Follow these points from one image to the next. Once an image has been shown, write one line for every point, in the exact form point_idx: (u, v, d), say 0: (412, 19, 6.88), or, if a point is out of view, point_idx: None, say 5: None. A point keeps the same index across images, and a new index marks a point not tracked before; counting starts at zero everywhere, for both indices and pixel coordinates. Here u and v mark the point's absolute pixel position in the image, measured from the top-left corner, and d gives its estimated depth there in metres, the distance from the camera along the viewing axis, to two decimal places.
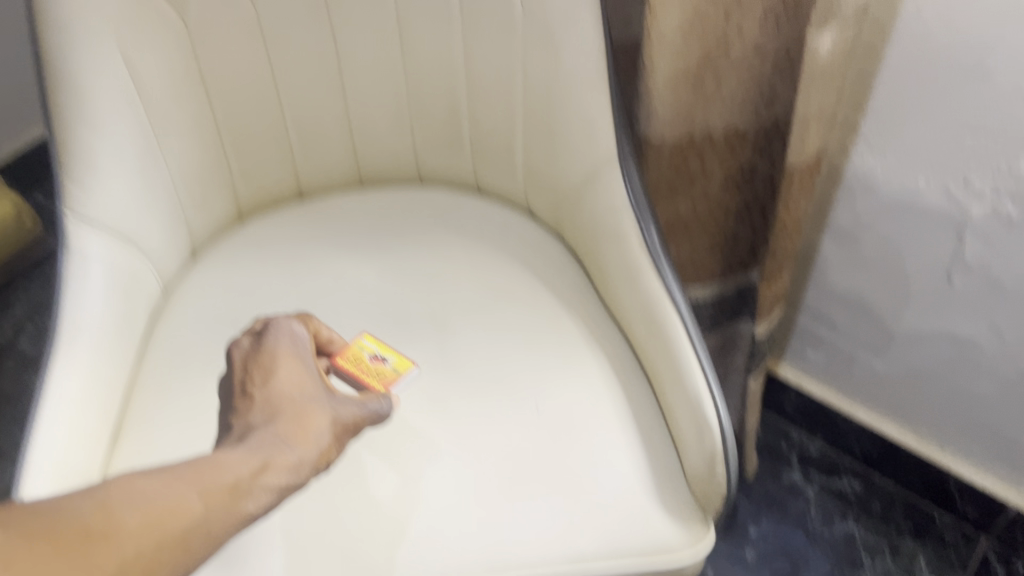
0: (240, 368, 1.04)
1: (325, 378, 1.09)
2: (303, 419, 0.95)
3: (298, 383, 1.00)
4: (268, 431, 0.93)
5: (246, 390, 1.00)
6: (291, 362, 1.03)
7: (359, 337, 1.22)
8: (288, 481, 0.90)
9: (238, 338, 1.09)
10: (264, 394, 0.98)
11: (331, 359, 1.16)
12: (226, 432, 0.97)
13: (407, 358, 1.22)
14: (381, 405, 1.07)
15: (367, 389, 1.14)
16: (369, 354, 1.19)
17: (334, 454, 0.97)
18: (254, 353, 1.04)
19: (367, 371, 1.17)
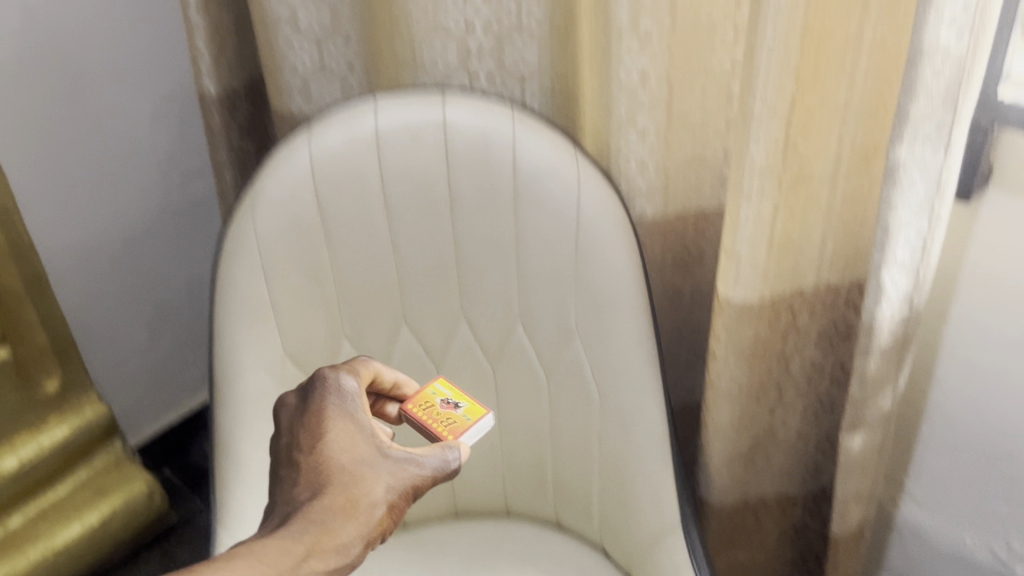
0: (287, 430, 0.99)
1: (380, 426, 1.03)
2: (351, 492, 0.92)
3: (348, 448, 0.96)
4: (313, 511, 0.89)
5: (293, 458, 0.96)
6: (340, 422, 0.98)
7: (433, 381, 1.20)
8: (337, 562, 0.87)
9: (286, 395, 1.04)
10: (313, 461, 0.94)
11: (403, 405, 1.15)
12: (276, 504, 0.94)
13: (481, 406, 1.18)
14: (441, 456, 1.01)
15: (433, 435, 1.10)
16: (440, 400, 1.16)
17: (387, 524, 0.93)
18: (301, 415, 0.99)
19: (435, 418, 1.12)
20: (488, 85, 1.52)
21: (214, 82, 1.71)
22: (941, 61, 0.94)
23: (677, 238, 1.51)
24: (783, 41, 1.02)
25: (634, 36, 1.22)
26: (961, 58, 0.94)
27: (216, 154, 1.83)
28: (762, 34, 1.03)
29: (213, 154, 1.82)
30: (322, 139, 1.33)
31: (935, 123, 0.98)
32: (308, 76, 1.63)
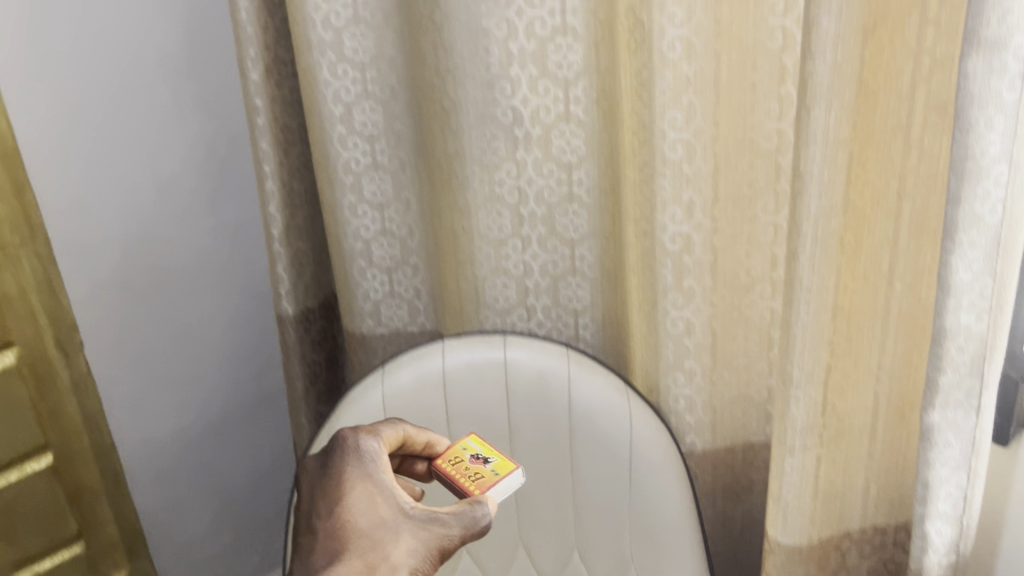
0: (304, 498, 0.84)
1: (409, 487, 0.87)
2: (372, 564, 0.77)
3: (370, 514, 0.80)
4: None
5: (309, 527, 0.81)
6: (359, 487, 0.82)
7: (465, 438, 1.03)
8: None
9: (306, 458, 0.89)
10: (330, 529, 0.79)
11: (431, 461, 0.98)
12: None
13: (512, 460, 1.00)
14: (474, 511, 0.83)
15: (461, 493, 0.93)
16: (469, 455, 0.99)
17: None
18: (318, 480, 0.84)
19: (463, 474, 0.96)
20: (544, 321, 1.31)
21: (294, 303, 1.51)
22: (968, 330, 0.84)
23: (728, 517, 1.26)
24: (821, 274, 0.88)
25: (674, 267, 1.06)
26: (985, 332, 0.84)
27: (293, 388, 1.58)
28: (798, 284, 0.89)
29: (289, 378, 1.57)
30: (393, 382, 1.15)
31: (964, 391, 0.87)
32: (380, 300, 1.44)
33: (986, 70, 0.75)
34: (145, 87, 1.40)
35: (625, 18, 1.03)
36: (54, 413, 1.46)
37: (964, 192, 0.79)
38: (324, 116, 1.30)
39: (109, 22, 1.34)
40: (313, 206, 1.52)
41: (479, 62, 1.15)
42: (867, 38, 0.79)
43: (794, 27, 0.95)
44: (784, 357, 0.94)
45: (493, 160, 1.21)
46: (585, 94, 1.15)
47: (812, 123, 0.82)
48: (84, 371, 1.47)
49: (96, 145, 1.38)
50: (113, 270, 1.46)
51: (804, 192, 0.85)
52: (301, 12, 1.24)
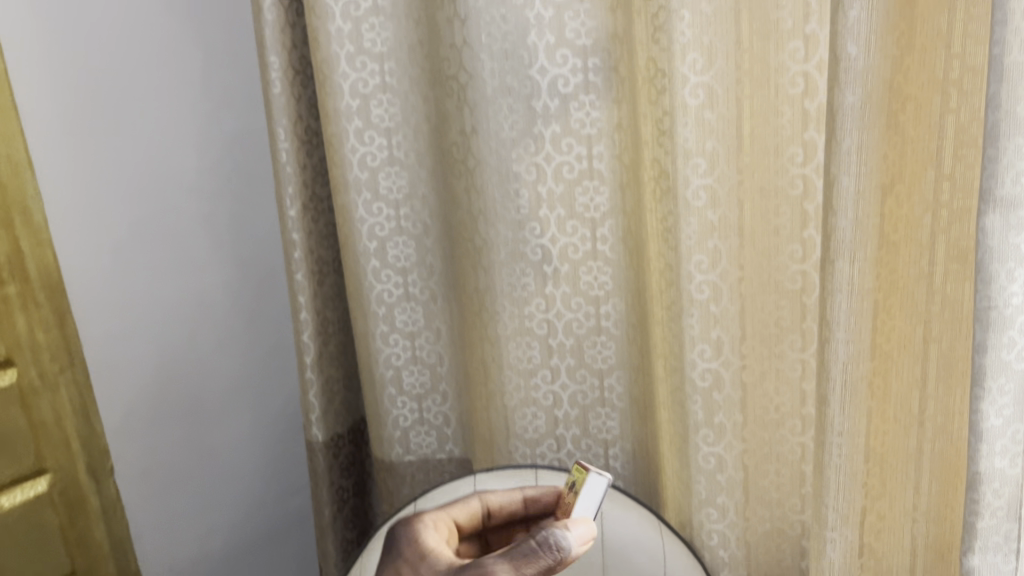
0: None
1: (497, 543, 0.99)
2: None
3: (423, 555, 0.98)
4: None
5: None
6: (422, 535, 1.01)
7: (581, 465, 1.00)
8: None
9: None
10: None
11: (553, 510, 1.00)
12: None
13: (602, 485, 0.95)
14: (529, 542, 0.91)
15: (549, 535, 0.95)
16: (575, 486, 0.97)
17: None
18: None
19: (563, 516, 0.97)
20: (574, 452, 1.29)
21: (324, 430, 1.52)
22: (1002, 474, 0.85)
23: None
24: (852, 418, 0.89)
25: (704, 404, 1.07)
26: (1019, 475, 0.85)
27: (320, 515, 1.57)
28: (829, 427, 0.90)
29: (318, 505, 1.56)
30: (423, 506, 1.04)
31: (1004, 534, 0.86)
32: (410, 428, 1.45)
33: (1004, 225, 0.77)
34: (185, 219, 1.44)
35: (650, 168, 1.08)
36: (83, 544, 1.41)
37: (989, 340, 0.81)
38: (360, 251, 1.34)
39: (156, 155, 1.39)
40: (343, 334, 1.55)
41: (510, 204, 1.19)
42: (884, 194, 0.84)
43: (814, 176, 0.99)
44: (818, 498, 0.94)
45: (523, 295, 1.24)
46: (611, 233, 1.19)
47: (836, 274, 0.85)
48: (115, 498, 1.43)
49: (139, 274, 1.40)
50: (146, 397, 1.45)
51: (831, 338, 0.87)
52: (340, 156, 1.30)
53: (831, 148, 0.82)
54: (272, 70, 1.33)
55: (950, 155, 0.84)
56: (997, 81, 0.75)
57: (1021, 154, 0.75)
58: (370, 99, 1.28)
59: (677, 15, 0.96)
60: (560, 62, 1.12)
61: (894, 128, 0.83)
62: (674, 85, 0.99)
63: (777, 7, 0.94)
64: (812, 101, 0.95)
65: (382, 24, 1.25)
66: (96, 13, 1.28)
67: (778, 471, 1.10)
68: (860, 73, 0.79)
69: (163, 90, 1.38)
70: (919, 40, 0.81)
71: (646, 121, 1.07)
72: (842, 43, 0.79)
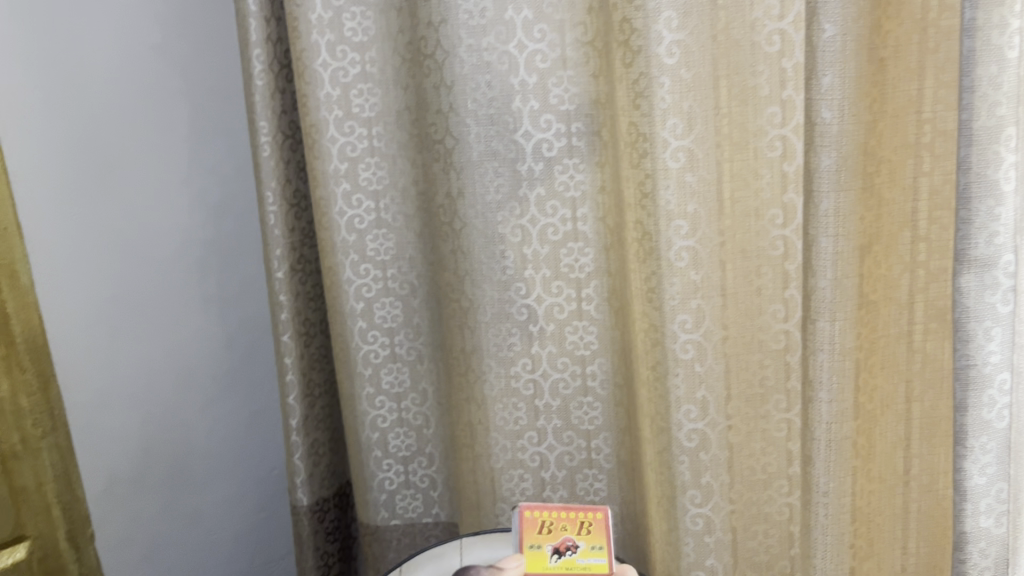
0: None
1: None
2: None
3: None
4: None
5: None
6: None
7: None
8: None
9: None
10: None
11: None
12: None
13: None
14: None
15: None
16: None
17: None
18: None
19: None
20: None
21: (308, 494, 1.50)
22: (988, 533, 0.85)
23: None
24: (838, 478, 0.89)
25: (690, 465, 1.05)
26: (1004, 535, 0.85)
27: None
28: (815, 487, 0.90)
29: (301, 571, 1.53)
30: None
31: None
32: (395, 491, 1.43)
33: (980, 285, 0.79)
34: (173, 281, 1.45)
35: (633, 231, 1.05)
36: None
37: (970, 400, 0.81)
38: (347, 312, 1.35)
39: (145, 217, 1.40)
40: (329, 396, 1.55)
41: (495, 265, 1.20)
42: (862, 255, 0.85)
43: (794, 237, 1.01)
44: (806, 559, 0.93)
45: (509, 355, 1.24)
46: (596, 293, 1.20)
47: (818, 333, 0.86)
48: (94, 566, 1.34)
49: (125, 333, 1.40)
50: (130, 461, 1.44)
51: (815, 397, 0.87)
52: (328, 219, 1.31)
53: (808, 210, 0.84)
54: (261, 134, 1.35)
55: (925, 217, 0.86)
56: (966, 145, 0.77)
57: (993, 217, 0.78)
58: (358, 163, 1.31)
59: (657, 81, 0.98)
60: (544, 127, 1.15)
61: (870, 192, 0.85)
62: (656, 149, 1.00)
63: (753, 74, 0.98)
64: (791, 163, 0.99)
65: (370, 90, 1.28)
66: (90, 81, 1.30)
67: (766, 532, 1.10)
68: (835, 138, 0.81)
69: (153, 155, 1.40)
70: (890, 105, 0.84)
71: (628, 184, 1.04)
72: (816, 109, 0.81)
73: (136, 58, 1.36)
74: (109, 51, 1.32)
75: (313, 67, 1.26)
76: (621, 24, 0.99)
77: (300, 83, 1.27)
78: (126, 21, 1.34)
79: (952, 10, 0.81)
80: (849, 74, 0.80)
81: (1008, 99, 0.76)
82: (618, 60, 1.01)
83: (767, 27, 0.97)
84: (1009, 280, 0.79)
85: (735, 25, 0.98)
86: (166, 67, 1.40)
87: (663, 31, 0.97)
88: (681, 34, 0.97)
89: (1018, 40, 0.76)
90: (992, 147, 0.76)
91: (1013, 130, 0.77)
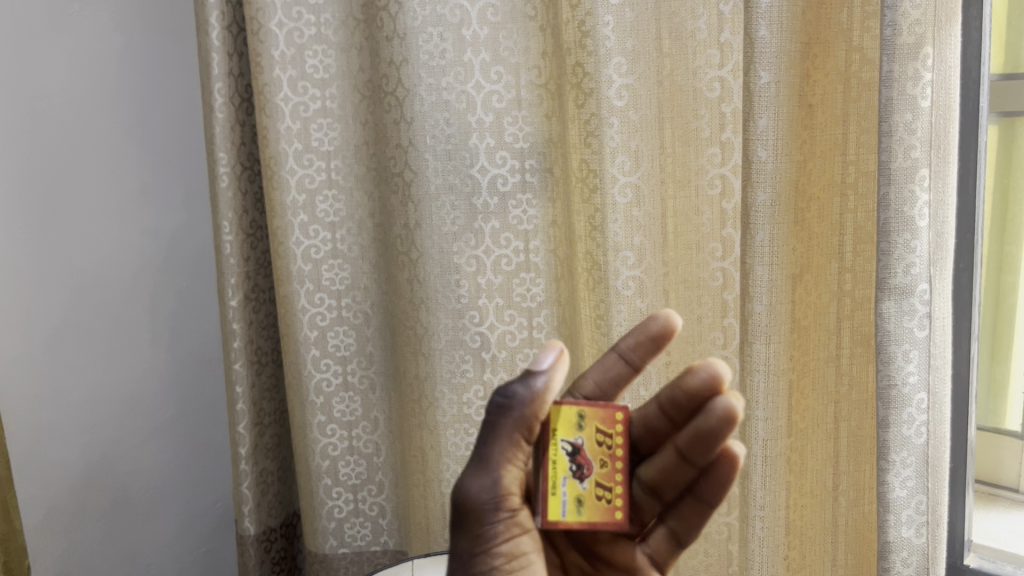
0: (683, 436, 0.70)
1: (584, 470, 0.72)
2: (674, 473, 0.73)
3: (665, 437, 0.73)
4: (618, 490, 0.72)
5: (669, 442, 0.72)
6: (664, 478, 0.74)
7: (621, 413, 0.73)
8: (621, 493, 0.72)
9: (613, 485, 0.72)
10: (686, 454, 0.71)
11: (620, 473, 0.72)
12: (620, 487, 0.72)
13: (602, 414, 0.73)
14: (525, 386, 0.68)
15: (586, 469, 0.72)
16: (574, 466, 0.72)
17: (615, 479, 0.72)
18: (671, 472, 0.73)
19: (598, 453, 0.72)
20: None
21: (255, 523, 1.49)
22: (909, 543, 0.90)
23: None
24: (773, 493, 0.95)
25: None
26: (924, 546, 0.91)
27: None
28: (753, 501, 0.96)
29: None
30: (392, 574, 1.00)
31: None
32: (344, 520, 1.43)
33: (898, 311, 0.86)
34: (123, 307, 1.46)
35: (583, 260, 1.15)
36: None
37: (891, 417, 0.88)
38: (301, 340, 1.37)
39: (92, 242, 1.40)
40: (277, 426, 1.56)
41: (450, 294, 1.25)
42: (795, 283, 0.93)
43: (733, 269, 1.05)
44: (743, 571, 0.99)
45: (461, 381, 1.28)
46: (546, 321, 1.24)
47: (755, 355, 0.93)
48: None
49: (66, 357, 1.40)
50: (70, 491, 1.42)
51: (751, 416, 0.95)
52: (284, 248, 1.35)
53: (745, 242, 0.92)
54: (221, 165, 1.38)
55: (850, 249, 0.95)
56: (886, 184, 0.85)
57: (910, 249, 0.85)
58: (316, 195, 1.34)
59: (607, 122, 1.09)
60: (499, 163, 1.19)
61: (802, 226, 0.93)
62: (604, 184, 1.10)
63: (696, 117, 1.05)
64: (729, 202, 1.03)
65: (329, 125, 1.33)
66: (46, 110, 1.33)
67: (706, 552, 1.15)
68: (770, 176, 0.89)
69: (106, 183, 1.41)
70: (821, 146, 0.93)
71: (580, 218, 1.14)
72: (753, 149, 0.89)
73: (93, 88, 1.38)
74: (65, 80, 1.35)
75: (275, 102, 1.31)
76: (575, 68, 1.10)
77: (261, 116, 1.32)
78: (83, 51, 1.37)
79: (872, 64, 0.90)
80: (781, 118, 0.88)
81: (921, 144, 0.84)
82: (572, 102, 1.12)
83: (709, 75, 1.03)
84: (924, 307, 0.86)
85: (680, 70, 1.05)
86: (123, 98, 1.42)
87: (613, 75, 1.07)
88: (630, 78, 1.07)
89: (929, 91, 0.84)
90: (908, 186, 0.84)
91: (926, 171, 0.85)
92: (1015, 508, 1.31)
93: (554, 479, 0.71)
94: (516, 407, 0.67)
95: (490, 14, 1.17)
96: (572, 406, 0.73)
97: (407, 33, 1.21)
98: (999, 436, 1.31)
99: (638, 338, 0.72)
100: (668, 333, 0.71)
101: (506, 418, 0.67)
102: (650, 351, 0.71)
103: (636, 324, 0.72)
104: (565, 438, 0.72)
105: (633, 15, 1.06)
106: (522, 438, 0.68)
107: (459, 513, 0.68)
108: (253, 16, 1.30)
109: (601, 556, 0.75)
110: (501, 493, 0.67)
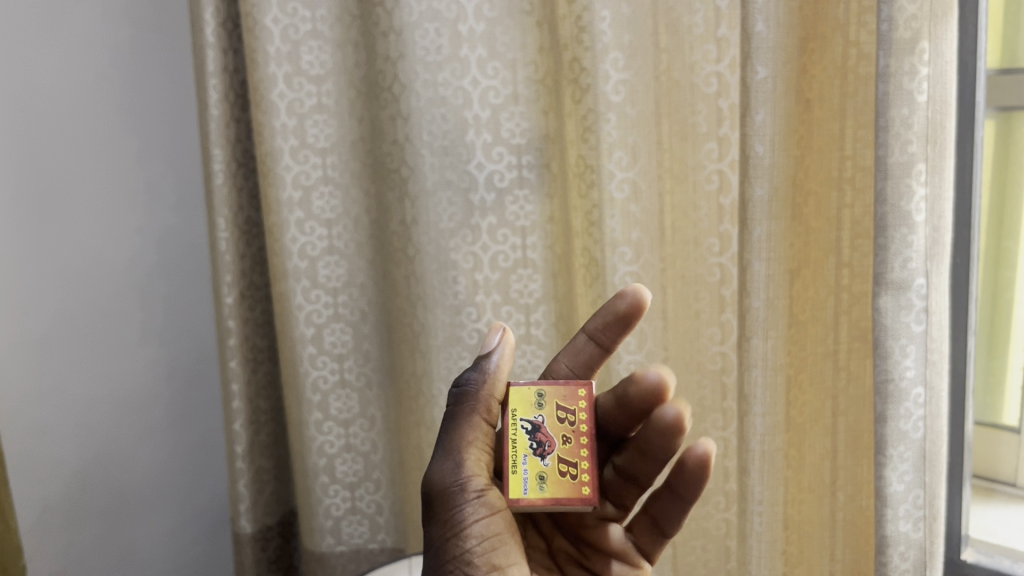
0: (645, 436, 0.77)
1: (544, 446, 0.77)
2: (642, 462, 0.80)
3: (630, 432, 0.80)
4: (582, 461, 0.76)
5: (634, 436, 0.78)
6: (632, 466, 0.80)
7: (582, 389, 0.80)
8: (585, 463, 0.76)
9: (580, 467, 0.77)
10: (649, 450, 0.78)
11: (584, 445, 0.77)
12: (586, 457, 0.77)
13: (561, 393, 0.80)
14: (476, 372, 0.78)
15: (548, 446, 0.77)
16: (534, 445, 0.77)
17: (579, 452, 0.77)
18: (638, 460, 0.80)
19: (559, 432, 0.78)
20: None
21: (251, 521, 1.49)
22: (907, 537, 0.90)
23: None
24: (771, 486, 0.95)
25: None
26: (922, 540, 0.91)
27: None
28: (751, 496, 0.96)
29: None
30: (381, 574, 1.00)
31: None
32: (341, 517, 1.42)
33: (896, 305, 0.86)
34: (118, 304, 1.45)
35: (580, 257, 1.18)
36: None
37: (889, 412, 0.88)
38: (297, 338, 1.36)
39: (85, 240, 1.39)
40: (273, 424, 1.55)
41: (448, 290, 1.26)
42: (792, 279, 0.94)
43: (730, 264, 1.05)
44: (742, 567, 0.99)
45: (458, 377, 1.29)
46: (544, 318, 1.23)
47: (753, 350, 0.93)
48: None
49: (61, 357, 1.38)
50: (66, 493, 1.41)
51: (751, 412, 0.94)
52: (281, 246, 1.33)
53: (743, 238, 0.92)
54: (216, 161, 1.37)
55: (848, 244, 0.94)
56: (883, 179, 0.85)
57: (907, 244, 0.85)
58: (312, 191, 1.32)
59: (604, 117, 1.09)
60: (496, 159, 1.19)
61: (799, 221, 0.94)
62: (602, 180, 1.12)
63: (693, 112, 1.05)
64: (726, 197, 1.03)
65: (325, 121, 1.31)
66: (40, 107, 1.31)
67: (704, 547, 1.15)
68: (766, 171, 0.89)
69: (99, 181, 1.40)
70: (817, 142, 0.93)
71: (576, 214, 1.17)
72: (750, 144, 0.89)
73: (85, 85, 1.37)
74: (57, 76, 1.33)
75: (270, 98, 1.29)
76: (571, 63, 1.11)
77: (256, 112, 1.30)
78: (74, 47, 1.35)
79: (869, 58, 0.89)
80: (778, 113, 0.88)
81: (918, 138, 0.84)
82: (568, 98, 1.13)
83: (706, 70, 1.02)
84: (921, 301, 0.86)
85: (676, 66, 1.05)
86: (114, 95, 1.42)
87: (610, 70, 1.07)
88: (626, 73, 1.07)
89: (926, 86, 0.84)
90: (906, 180, 0.84)
91: (923, 166, 0.85)
92: (1012, 502, 1.32)
93: (515, 458, 0.77)
94: (471, 391, 0.77)
95: (487, 9, 1.16)
96: (530, 388, 0.80)
97: (404, 28, 1.22)
98: (996, 431, 1.33)
99: (607, 317, 0.80)
100: (636, 308, 0.78)
101: (463, 402, 0.76)
102: (620, 329, 0.80)
103: (607, 304, 0.81)
104: (524, 418, 0.79)
105: (629, 10, 1.06)
106: (482, 420, 0.76)
107: (430, 502, 0.73)
108: (248, 12, 1.28)
109: (588, 538, 0.82)
110: (465, 472, 0.72)
